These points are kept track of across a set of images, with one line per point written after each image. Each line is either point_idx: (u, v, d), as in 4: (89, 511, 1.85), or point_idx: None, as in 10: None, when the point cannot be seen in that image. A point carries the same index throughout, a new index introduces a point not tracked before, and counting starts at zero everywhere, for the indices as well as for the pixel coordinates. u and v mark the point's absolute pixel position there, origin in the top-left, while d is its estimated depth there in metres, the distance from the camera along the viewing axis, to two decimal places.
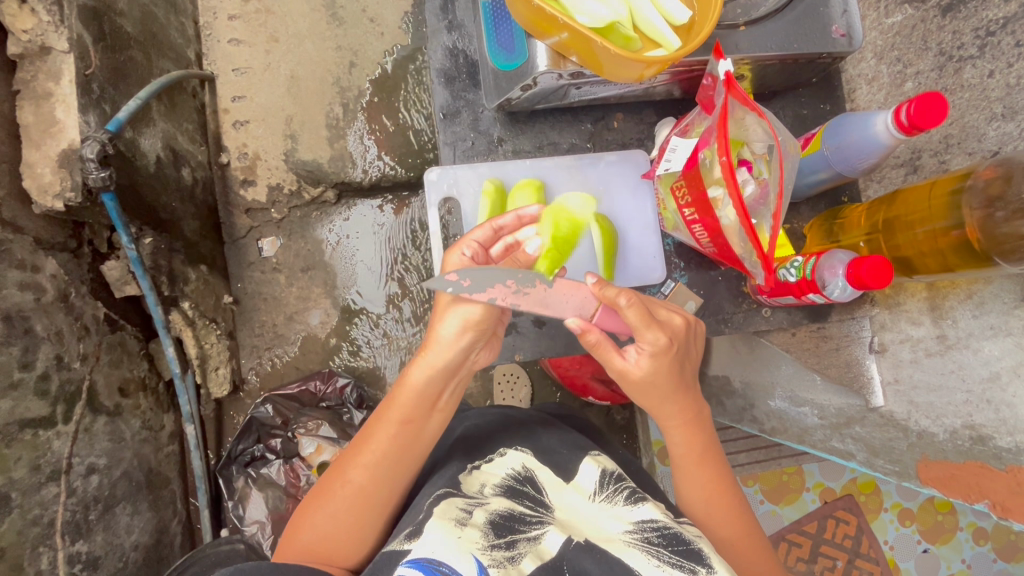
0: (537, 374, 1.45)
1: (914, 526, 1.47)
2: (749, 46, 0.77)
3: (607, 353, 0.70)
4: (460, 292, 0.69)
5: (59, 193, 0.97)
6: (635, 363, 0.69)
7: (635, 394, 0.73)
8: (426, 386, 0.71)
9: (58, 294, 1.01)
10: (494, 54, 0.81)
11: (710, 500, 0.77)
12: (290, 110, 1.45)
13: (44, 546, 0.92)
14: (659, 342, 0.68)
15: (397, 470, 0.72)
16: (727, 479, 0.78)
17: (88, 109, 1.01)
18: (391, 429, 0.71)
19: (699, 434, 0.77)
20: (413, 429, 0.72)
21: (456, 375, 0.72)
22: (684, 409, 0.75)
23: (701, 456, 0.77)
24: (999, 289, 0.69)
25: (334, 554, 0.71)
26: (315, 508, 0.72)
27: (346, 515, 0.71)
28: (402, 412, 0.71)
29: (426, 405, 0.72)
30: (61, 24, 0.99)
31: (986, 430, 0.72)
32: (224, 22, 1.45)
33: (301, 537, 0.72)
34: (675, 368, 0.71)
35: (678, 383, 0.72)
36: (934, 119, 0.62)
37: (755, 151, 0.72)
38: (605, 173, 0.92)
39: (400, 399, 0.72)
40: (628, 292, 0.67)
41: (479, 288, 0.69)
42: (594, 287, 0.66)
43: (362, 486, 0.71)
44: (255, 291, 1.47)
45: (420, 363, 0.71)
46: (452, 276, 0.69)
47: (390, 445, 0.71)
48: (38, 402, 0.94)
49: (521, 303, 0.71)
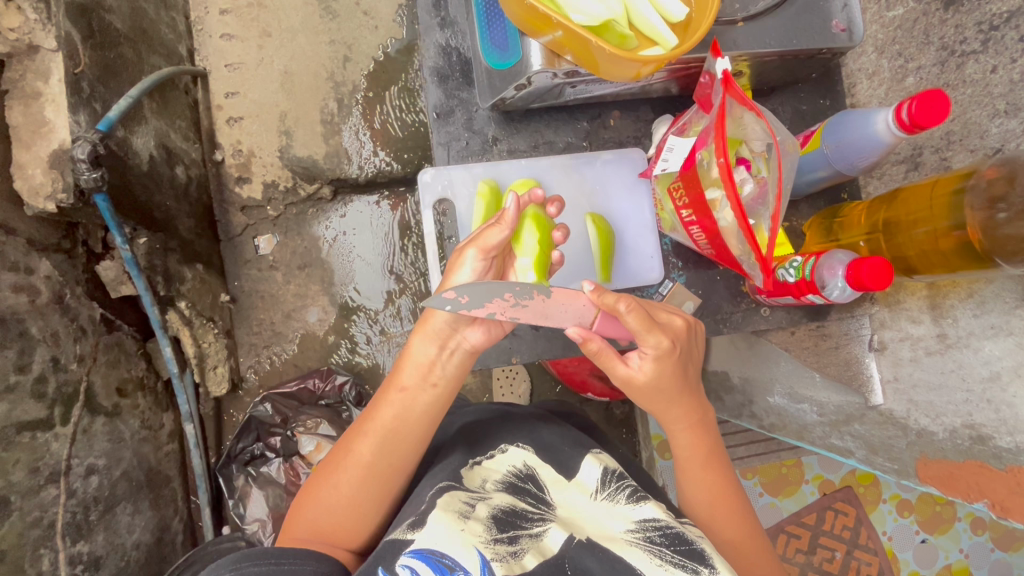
0: (536, 370, 1.44)
1: (913, 516, 1.47)
2: (748, 42, 0.75)
3: (610, 359, 0.69)
4: (458, 310, 0.66)
5: (50, 195, 0.96)
6: (638, 368, 0.69)
7: (639, 399, 0.73)
8: (422, 355, 0.73)
9: (53, 295, 1.00)
10: (487, 52, 0.79)
11: (712, 503, 0.77)
12: (284, 106, 1.43)
13: (45, 548, 0.92)
14: (661, 346, 0.67)
15: (395, 444, 0.72)
16: (730, 481, 0.78)
17: (78, 109, 1.00)
18: (389, 401, 0.73)
19: (703, 436, 0.77)
20: (412, 403, 0.73)
21: (451, 348, 0.73)
22: (688, 413, 0.74)
23: (706, 458, 0.77)
24: (1000, 288, 0.68)
25: (337, 533, 0.71)
26: (320, 484, 0.73)
27: (349, 491, 0.71)
28: (400, 382, 0.73)
29: (421, 376, 0.73)
30: (49, 22, 0.97)
31: (986, 429, 0.71)
32: (215, 17, 1.43)
33: (305, 515, 0.72)
34: (678, 372, 0.71)
35: (682, 385, 0.72)
36: (936, 117, 0.61)
37: (753, 150, 0.71)
38: (601, 172, 0.91)
39: (399, 371, 0.74)
40: (629, 297, 0.66)
41: (477, 303, 0.66)
42: (592, 296, 0.64)
43: (362, 460, 0.72)
44: (252, 290, 1.46)
45: (418, 335, 0.73)
46: (449, 293, 0.66)
47: (388, 417, 0.72)
48: (35, 405, 0.94)
49: (521, 316, 0.67)
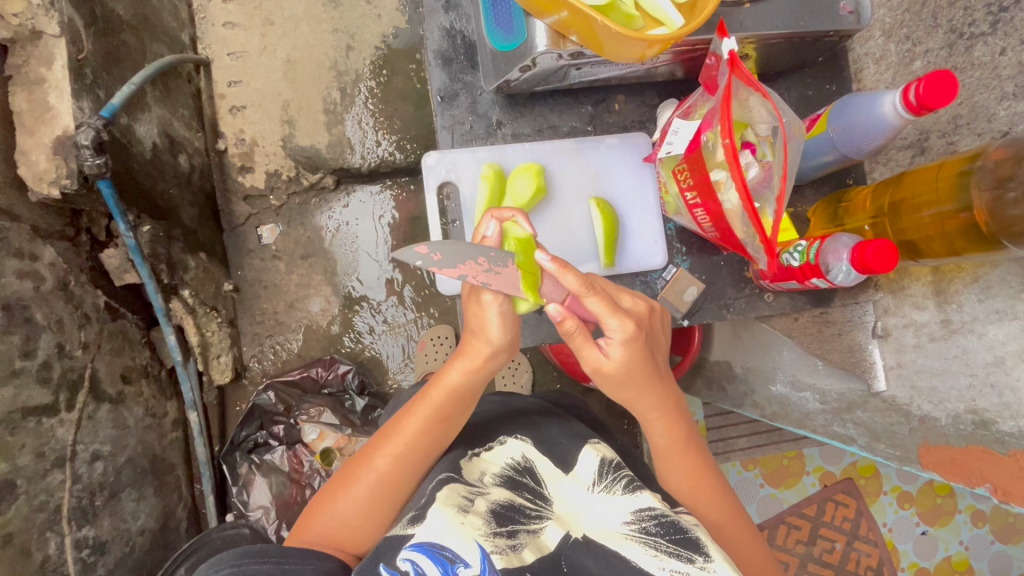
0: (538, 360, 1.45)
1: (914, 508, 1.48)
2: (754, 24, 0.75)
3: (580, 342, 0.66)
4: (428, 265, 0.68)
5: (55, 180, 0.95)
6: (608, 354, 0.67)
7: (610, 388, 0.71)
8: (460, 386, 0.71)
9: (57, 282, 1.00)
10: (492, 34, 0.78)
11: (694, 489, 0.76)
12: (287, 95, 1.43)
13: (51, 532, 0.92)
14: (627, 332, 0.65)
15: (418, 464, 0.72)
16: (710, 468, 0.78)
17: (81, 95, 1.00)
18: (419, 425, 0.72)
19: (679, 424, 0.75)
20: (442, 428, 0.73)
21: (486, 377, 0.73)
22: (660, 401, 0.73)
23: (684, 446, 0.76)
24: (1006, 273, 0.68)
25: (348, 539, 0.71)
26: (336, 493, 0.73)
27: (367, 504, 0.71)
28: (433, 408, 0.72)
29: (456, 405, 0.72)
30: (52, 7, 0.96)
31: (989, 414, 0.71)
32: (218, 5, 1.42)
33: (319, 522, 0.72)
34: (647, 356, 0.69)
35: (651, 372, 0.70)
36: (944, 98, 0.60)
37: (759, 133, 0.70)
38: (605, 156, 0.91)
39: (430, 397, 0.72)
40: (589, 280, 0.63)
41: (448, 261, 0.67)
42: (549, 266, 0.62)
43: (386, 476, 0.72)
44: (255, 279, 1.46)
45: (457, 365, 0.71)
46: (422, 249, 0.69)
47: (415, 439, 0.72)
48: (40, 390, 0.94)
49: (493, 283, 0.66)
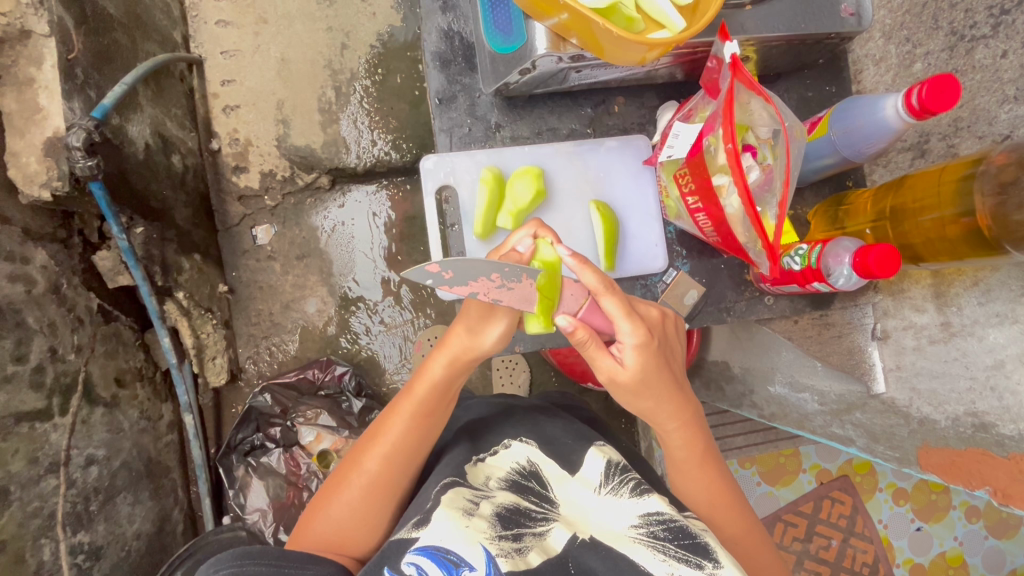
0: (536, 360, 1.44)
1: (909, 505, 1.49)
2: (755, 27, 0.74)
3: (594, 350, 0.66)
4: (439, 284, 0.64)
5: (45, 183, 0.94)
6: (624, 362, 0.67)
7: (626, 398, 0.71)
8: (442, 378, 0.71)
9: (49, 285, 0.99)
10: (491, 37, 0.78)
11: (709, 499, 0.76)
12: (281, 94, 1.41)
13: (46, 538, 0.91)
14: (639, 336, 0.65)
15: (403, 461, 0.72)
16: (726, 478, 0.77)
17: (72, 95, 0.98)
18: (402, 422, 0.71)
19: (697, 434, 0.75)
20: (426, 424, 0.72)
21: (468, 369, 0.73)
22: (679, 410, 0.73)
23: (701, 457, 0.76)
24: (1006, 276, 0.68)
25: (346, 543, 0.71)
26: (329, 499, 0.72)
27: (360, 507, 0.71)
28: (416, 404, 0.71)
29: (438, 398, 0.72)
30: (41, 6, 0.94)
31: (989, 417, 0.71)
32: (210, 3, 1.41)
33: (315, 528, 0.71)
34: (662, 364, 0.69)
35: (669, 382, 0.70)
36: (947, 102, 0.60)
37: (759, 136, 0.69)
38: (605, 159, 0.90)
39: (412, 393, 0.72)
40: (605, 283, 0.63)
41: (460, 280, 0.65)
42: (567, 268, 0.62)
43: (375, 477, 0.71)
44: (250, 280, 1.45)
45: (439, 359, 0.71)
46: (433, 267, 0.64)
47: (399, 436, 0.71)
48: (33, 395, 0.93)
49: (505, 298, 0.67)
